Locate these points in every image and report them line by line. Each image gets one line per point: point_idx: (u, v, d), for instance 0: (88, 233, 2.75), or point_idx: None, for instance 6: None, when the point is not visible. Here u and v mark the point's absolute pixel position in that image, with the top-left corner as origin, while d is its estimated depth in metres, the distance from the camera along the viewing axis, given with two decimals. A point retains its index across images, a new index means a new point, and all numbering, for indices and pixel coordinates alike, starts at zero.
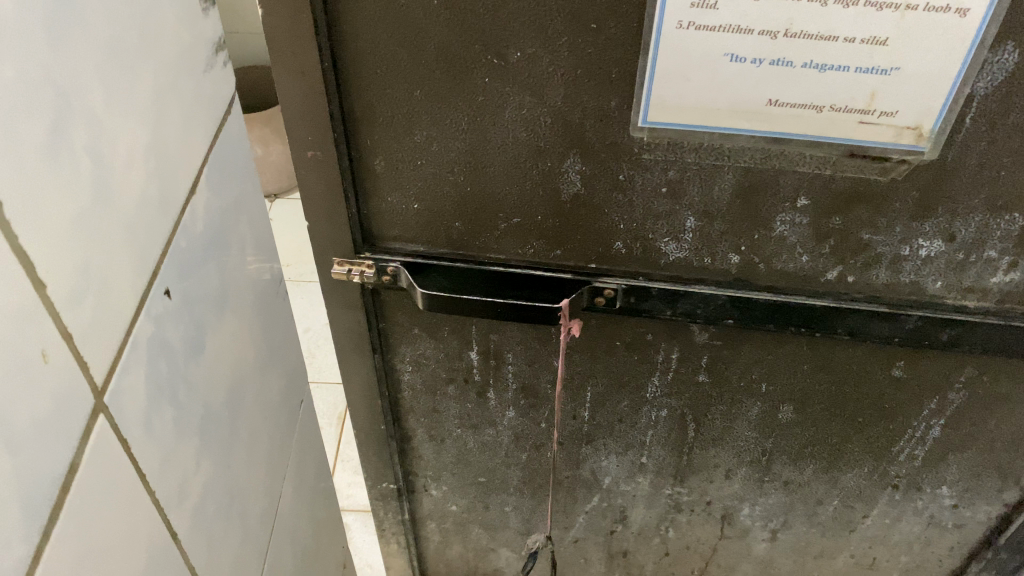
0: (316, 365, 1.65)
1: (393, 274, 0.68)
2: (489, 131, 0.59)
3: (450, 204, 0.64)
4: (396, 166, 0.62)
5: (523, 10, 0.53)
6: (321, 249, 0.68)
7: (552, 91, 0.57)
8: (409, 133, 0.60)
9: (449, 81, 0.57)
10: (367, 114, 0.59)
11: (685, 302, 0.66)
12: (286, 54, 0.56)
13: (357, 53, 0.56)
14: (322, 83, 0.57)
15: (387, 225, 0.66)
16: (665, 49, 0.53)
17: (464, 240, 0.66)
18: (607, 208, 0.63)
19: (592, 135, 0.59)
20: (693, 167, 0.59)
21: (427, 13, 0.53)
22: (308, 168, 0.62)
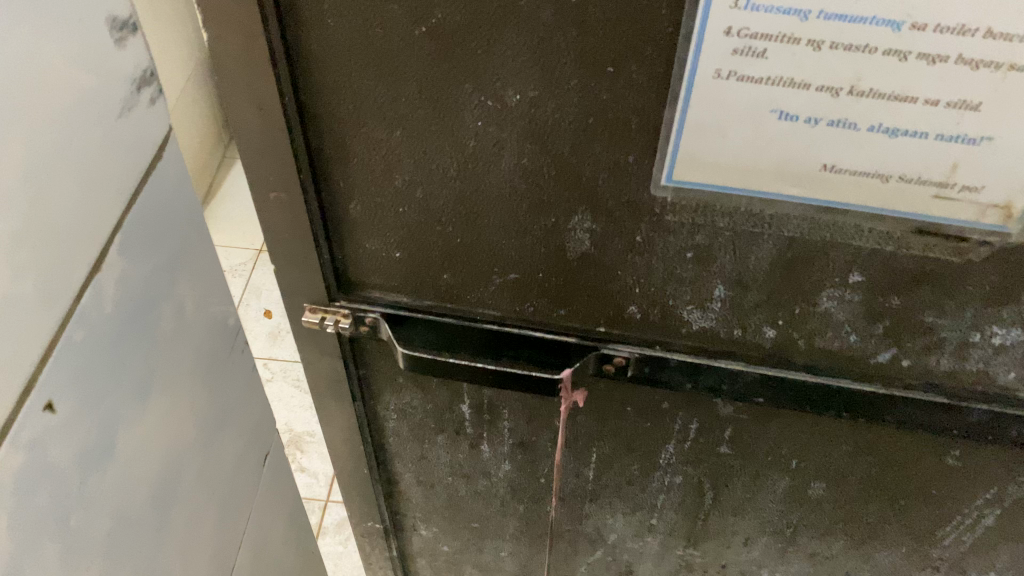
0: None
1: (374, 326, 0.60)
2: (482, 179, 0.50)
3: (438, 257, 0.55)
4: (374, 211, 0.53)
5: (527, 44, 0.43)
6: (291, 295, 0.59)
7: (558, 139, 0.47)
8: (388, 177, 0.51)
9: (435, 122, 0.47)
10: (338, 155, 0.50)
11: (709, 377, 0.57)
12: (238, 86, 0.46)
13: (323, 88, 0.47)
14: (282, 119, 0.48)
15: (366, 273, 0.57)
16: (697, 100, 0.43)
17: (454, 294, 0.57)
18: (621, 270, 0.53)
19: (605, 190, 0.49)
20: (725, 233, 0.50)
21: (406, 45, 0.44)
22: (271, 211, 0.53)
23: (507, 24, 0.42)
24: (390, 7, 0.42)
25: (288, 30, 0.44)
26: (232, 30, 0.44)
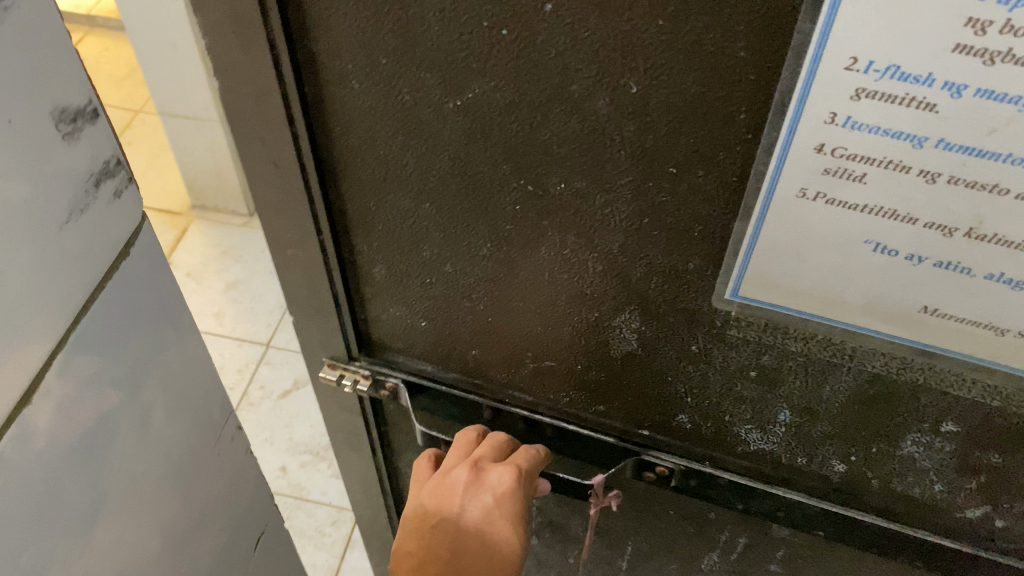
0: None
1: (395, 392, 0.54)
2: (517, 264, 0.43)
3: (468, 335, 0.49)
4: (399, 279, 0.47)
5: (576, 132, 0.36)
6: (311, 346, 0.55)
7: (606, 235, 0.40)
8: (416, 248, 0.45)
9: (469, 200, 0.41)
10: (361, 219, 0.45)
11: (762, 501, 0.50)
12: (251, 141, 0.42)
13: (345, 150, 0.41)
14: (302, 178, 0.43)
15: (391, 337, 0.52)
16: (775, 219, 0.36)
17: (484, 372, 0.51)
18: (672, 377, 0.46)
19: (658, 295, 0.42)
20: (797, 358, 0.42)
21: (437, 118, 0.38)
22: (289, 265, 0.48)
23: (555, 105, 0.35)
24: (421, 76, 0.36)
25: (307, 88, 0.39)
26: (244, 85, 0.39)
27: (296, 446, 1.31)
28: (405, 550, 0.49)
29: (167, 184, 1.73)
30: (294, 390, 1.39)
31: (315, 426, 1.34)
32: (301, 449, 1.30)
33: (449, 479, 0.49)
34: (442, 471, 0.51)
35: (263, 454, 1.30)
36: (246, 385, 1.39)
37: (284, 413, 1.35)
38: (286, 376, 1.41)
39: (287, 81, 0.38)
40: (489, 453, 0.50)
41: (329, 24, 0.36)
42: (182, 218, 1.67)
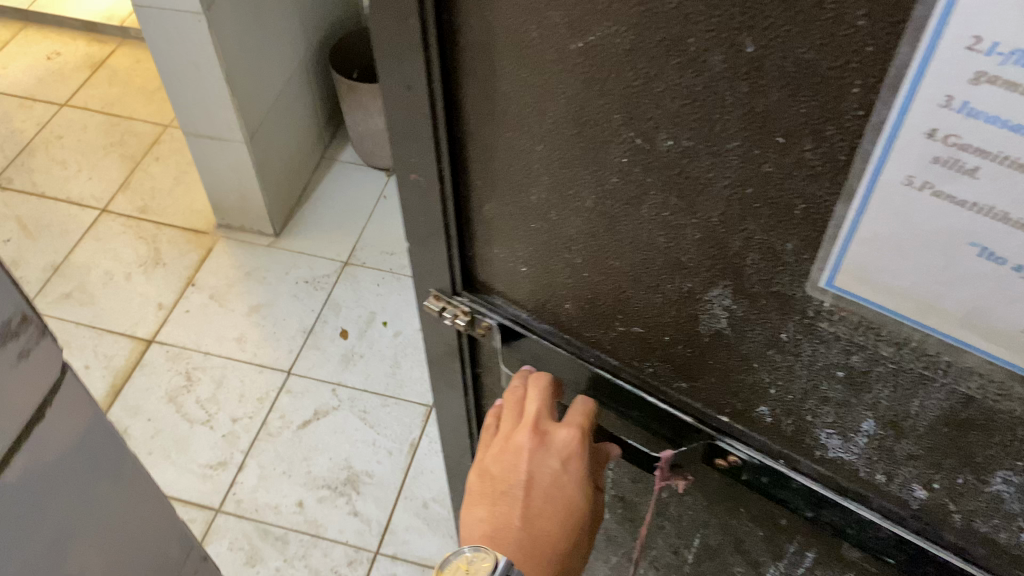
0: (397, 379, 1.54)
1: (490, 331, 0.58)
2: (617, 220, 0.44)
3: (561, 288, 0.51)
4: (508, 218, 0.49)
5: (693, 84, 0.36)
6: (426, 270, 0.58)
7: (708, 202, 0.40)
8: (524, 192, 0.47)
9: (581, 145, 0.42)
10: (481, 153, 0.47)
11: (833, 513, 0.47)
12: (390, 62, 0.44)
13: (471, 80, 0.43)
14: (429, 105, 0.45)
15: (494, 278, 0.55)
16: (878, 205, 0.34)
17: (574, 328, 0.53)
18: (758, 363, 0.45)
19: (752, 272, 0.41)
20: (887, 364, 0.40)
21: (559, 59, 0.39)
22: (411, 190, 0.51)
23: (671, 57, 0.35)
24: (548, 14, 0.37)
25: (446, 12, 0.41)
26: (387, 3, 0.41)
27: (314, 481, 1.40)
28: (479, 516, 0.53)
29: (193, 203, 1.84)
30: (313, 421, 1.48)
31: (333, 461, 1.43)
32: (320, 484, 1.40)
33: (514, 442, 0.53)
34: (506, 433, 0.54)
35: (281, 489, 1.39)
36: (266, 415, 1.49)
37: (303, 446, 1.44)
38: (306, 406, 1.50)
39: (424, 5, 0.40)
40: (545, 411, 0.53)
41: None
42: (206, 238, 1.78)
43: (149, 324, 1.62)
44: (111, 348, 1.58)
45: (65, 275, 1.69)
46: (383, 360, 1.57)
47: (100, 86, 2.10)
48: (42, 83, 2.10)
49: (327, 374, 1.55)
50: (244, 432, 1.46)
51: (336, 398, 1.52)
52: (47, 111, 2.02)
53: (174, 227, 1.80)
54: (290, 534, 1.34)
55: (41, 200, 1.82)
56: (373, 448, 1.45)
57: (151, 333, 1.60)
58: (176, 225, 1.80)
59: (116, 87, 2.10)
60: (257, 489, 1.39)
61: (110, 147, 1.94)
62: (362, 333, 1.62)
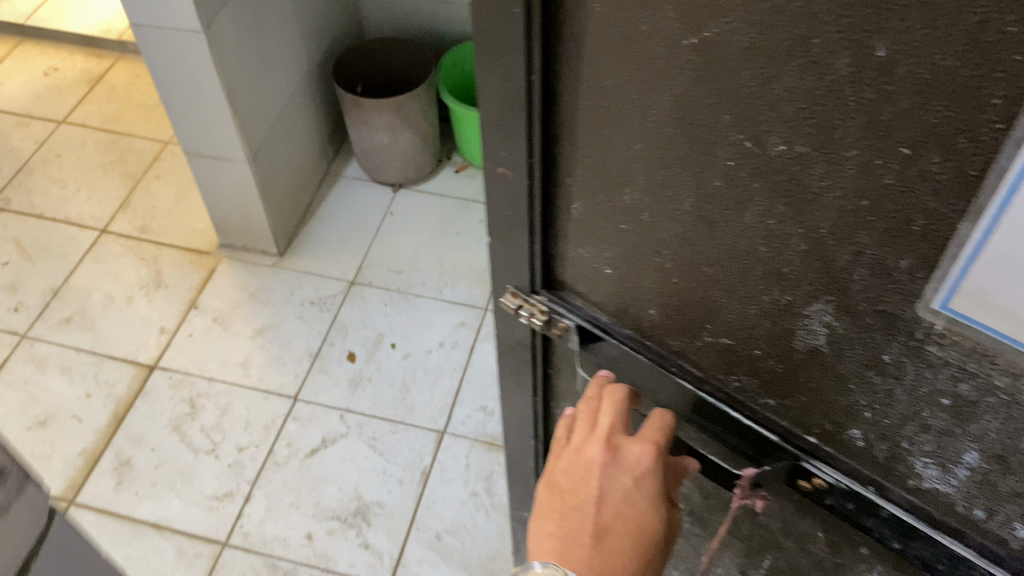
0: (404, 403, 1.83)
1: (566, 333, 0.64)
2: (715, 226, 0.44)
3: (641, 294, 0.54)
4: (600, 211, 0.51)
5: (820, 83, 0.34)
6: (507, 262, 0.63)
7: (819, 211, 0.38)
8: (617, 192, 0.49)
9: (689, 143, 0.41)
10: (576, 149, 0.49)
11: (920, 546, 0.46)
12: (487, 54, 0.47)
13: (574, 73, 0.45)
14: (524, 95, 0.47)
15: (576, 281, 0.60)
16: (1006, 230, 0.31)
17: (657, 337, 0.57)
18: (854, 385, 0.44)
19: (858, 289, 0.39)
20: (999, 396, 0.37)
21: (672, 52, 0.38)
22: (497, 184, 0.56)
23: (792, 57, 0.34)
24: (662, 8, 0.37)
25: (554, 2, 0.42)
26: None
27: (322, 513, 1.66)
28: (548, 529, 0.58)
29: (195, 227, 2.22)
30: (321, 448, 1.75)
31: (343, 490, 1.69)
32: (328, 517, 1.65)
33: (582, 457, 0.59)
34: (581, 446, 0.60)
35: (291, 523, 1.64)
36: (273, 444, 1.76)
37: (311, 472, 1.72)
38: (313, 434, 1.78)
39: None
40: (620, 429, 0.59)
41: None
42: (206, 259, 2.14)
43: (150, 350, 1.94)
44: (112, 374, 1.89)
45: (66, 298, 2.04)
46: (395, 385, 1.87)
47: (99, 102, 2.56)
48: (40, 99, 2.56)
49: (334, 401, 1.83)
50: (248, 463, 1.74)
51: (344, 423, 1.80)
52: (47, 127, 2.47)
53: (175, 248, 2.17)
54: (300, 567, 1.58)
55: (43, 223, 2.22)
56: (383, 476, 1.71)
57: (152, 360, 1.92)
58: (177, 246, 2.17)
59: (117, 102, 2.56)
60: (263, 521, 1.65)
61: (109, 166, 2.36)
62: (369, 357, 1.92)
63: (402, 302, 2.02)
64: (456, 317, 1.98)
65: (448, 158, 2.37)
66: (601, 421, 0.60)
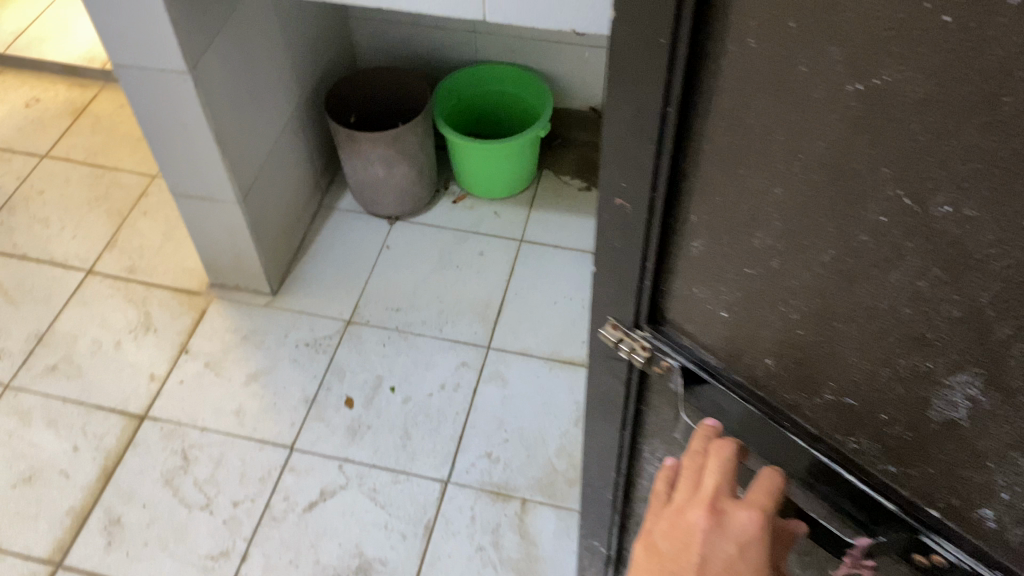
0: (408, 451, 1.76)
1: (667, 372, 0.77)
2: (856, 280, 0.54)
3: (754, 334, 0.67)
4: (728, 225, 0.61)
5: (982, 143, 0.42)
6: (616, 290, 0.75)
7: (973, 280, 0.47)
8: (748, 235, 0.60)
9: (836, 181, 0.51)
10: (708, 192, 0.61)
11: None
12: (629, 73, 0.57)
13: (716, 114, 0.56)
14: (661, 115, 0.57)
15: (682, 318, 0.74)
16: None
17: (775, 393, 0.69)
18: (988, 464, 0.54)
19: (1013, 364, 0.48)
20: None
21: (840, 94, 0.47)
22: (627, 192, 0.65)
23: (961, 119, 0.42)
24: (827, 48, 0.46)
25: (703, 41, 0.53)
26: (642, 40, 0.54)
27: (324, 571, 1.60)
28: None
29: (184, 263, 2.16)
30: (319, 501, 1.69)
31: (343, 545, 1.63)
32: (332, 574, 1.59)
33: (688, 519, 0.66)
34: (687, 508, 0.67)
35: None
36: (270, 497, 1.70)
37: (310, 529, 1.65)
38: (311, 485, 1.71)
39: (679, 34, 0.52)
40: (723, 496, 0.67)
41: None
42: (199, 301, 2.07)
43: (140, 399, 1.87)
44: (101, 427, 1.82)
45: (50, 344, 1.98)
46: (395, 431, 1.80)
47: (81, 134, 2.50)
48: (23, 133, 2.50)
49: (332, 450, 1.77)
50: (244, 518, 1.67)
51: (343, 473, 1.74)
52: (28, 162, 2.41)
53: (164, 288, 2.10)
54: None
55: (25, 261, 2.16)
56: (387, 531, 1.64)
57: (142, 409, 1.85)
58: (166, 287, 2.10)
59: (99, 133, 2.50)
60: None
61: (95, 202, 2.31)
62: (368, 402, 1.85)
63: (401, 342, 1.96)
64: (456, 357, 1.93)
65: (445, 188, 2.32)
66: (707, 485, 0.68)
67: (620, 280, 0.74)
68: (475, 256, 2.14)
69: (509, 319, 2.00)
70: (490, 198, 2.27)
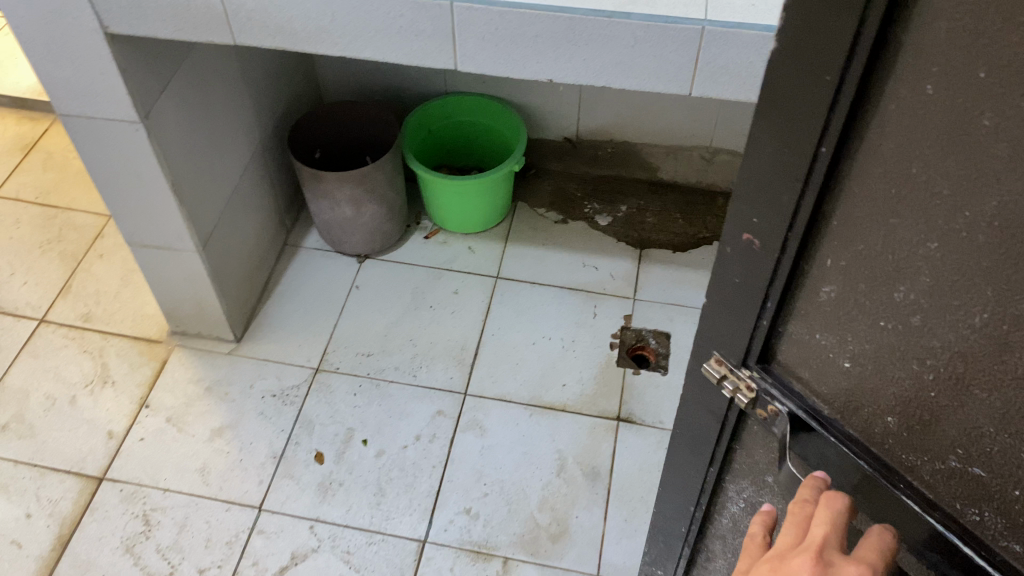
0: (381, 511, 1.69)
1: (773, 415, 0.75)
2: (1008, 348, 0.54)
3: (878, 388, 0.65)
4: (863, 273, 0.61)
5: None
6: (728, 328, 0.76)
7: None
8: (888, 290, 0.60)
9: (1004, 247, 0.50)
10: (847, 238, 0.61)
11: None
12: (784, 110, 0.57)
13: (874, 158, 0.55)
14: (812, 158, 0.58)
15: (797, 363, 0.73)
16: None
17: (891, 453, 0.66)
18: None
19: None
20: None
21: None
22: (756, 230, 0.66)
23: None
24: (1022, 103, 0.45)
25: (868, 85, 0.53)
26: (807, 73, 0.54)
27: None
28: None
29: (144, 308, 2.07)
30: (291, 566, 1.62)
31: None
32: None
33: (793, 565, 0.67)
34: (793, 553, 0.68)
35: None
36: (238, 563, 1.62)
37: None
38: (282, 550, 1.64)
39: (848, 73, 0.52)
40: (831, 544, 0.66)
41: (927, 17, 0.48)
42: (159, 349, 1.98)
43: (98, 460, 1.78)
44: (57, 491, 1.73)
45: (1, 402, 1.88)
46: (369, 488, 1.73)
47: (34, 171, 2.40)
48: None
49: (303, 510, 1.69)
50: None
51: (314, 534, 1.67)
52: None
53: (123, 337, 2.00)
54: None
55: None
56: None
57: (100, 471, 1.76)
58: (125, 335, 2.01)
59: (53, 171, 2.40)
60: None
61: (47, 245, 2.20)
62: (339, 457, 1.78)
63: (372, 391, 1.89)
64: (432, 405, 1.86)
65: (416, 223, 2.26)
66: (814, 531, 0.67)
67: (729, 309, 0.75)
68: (449, 294, 2.08)
69: (486, 362, 1.94)
70: (462, 232, 2.22)
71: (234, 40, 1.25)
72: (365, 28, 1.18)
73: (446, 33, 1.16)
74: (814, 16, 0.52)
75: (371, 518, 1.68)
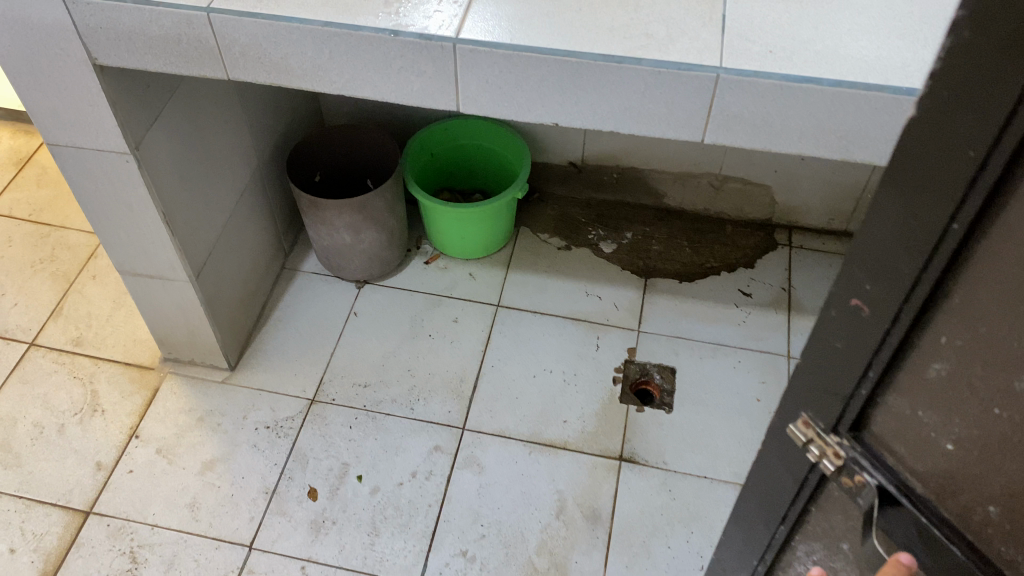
0: (373, 555, 1.64)
1: (860, 485, 0.76)
2: None
3: (983, 475, 0.68)
4: (984, 356, 0.63)
5: None
6: (823, 391, 0.78)
7: None
8: (1010, 377, 0.62)
9: None
10: (970, 319, 0.63)
11: None
12: (918, 185, 0.59)
13: (1010, 245, 0.57)
14: (940, 237, 0.59)
15: (892, 437, 0.75)
16: None
17: (991, 546, 0.68)
18: None
19: None
20: None
21: None
22: (868, 299, 0.68)
23: None
24: None
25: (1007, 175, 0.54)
26: (951, 148, 0.56)
27: None
28: None
29: (135, 333, 2.02)
30: None
31: None
32: None
33: None
34: None
35: None
36: None
37: None
38: None
39: (994, 154, 0.53)
40: None
41: None
42: (150, 376, 1.93)
43: (84, 493, 1.73)
44: (42, 525, 1.68)
45: None
46: (363, 526, 1.68)
47: (29, 186, 2.35)
48: None
49: (295, 548, 1.65)
50: None
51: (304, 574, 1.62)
52: None
53: (113, 362, 1.96)
54: None
55: None
56: None
57: (86, 504, 1.71)
58: (115, 360, 1.96)
59: (48, 186, 2.36)
60: None
61: (39, 264, 2.16)
62: (333, 494, 1.73)
63: (369, 424, 1.84)
64: (428, 441, 1.81)
65: (416, 247, 2.22)
66: None
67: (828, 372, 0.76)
68: (449, 323, 2.03)
69: (486, 395, 1.89)
70: (464, 258, 2.17)
71: (228, 76, 1.20)
72: (363, 66, 1.14)
73: (449, 76, 1.12)
74: (970, 94, 0.53)
75: (363, 560, 1.63)
